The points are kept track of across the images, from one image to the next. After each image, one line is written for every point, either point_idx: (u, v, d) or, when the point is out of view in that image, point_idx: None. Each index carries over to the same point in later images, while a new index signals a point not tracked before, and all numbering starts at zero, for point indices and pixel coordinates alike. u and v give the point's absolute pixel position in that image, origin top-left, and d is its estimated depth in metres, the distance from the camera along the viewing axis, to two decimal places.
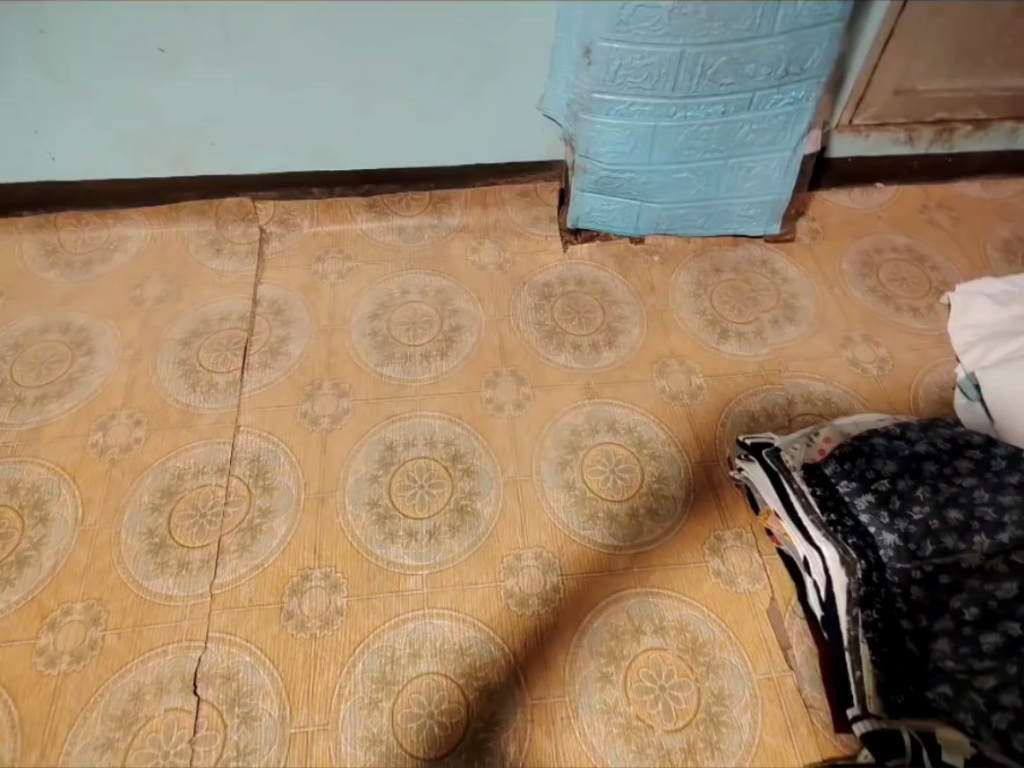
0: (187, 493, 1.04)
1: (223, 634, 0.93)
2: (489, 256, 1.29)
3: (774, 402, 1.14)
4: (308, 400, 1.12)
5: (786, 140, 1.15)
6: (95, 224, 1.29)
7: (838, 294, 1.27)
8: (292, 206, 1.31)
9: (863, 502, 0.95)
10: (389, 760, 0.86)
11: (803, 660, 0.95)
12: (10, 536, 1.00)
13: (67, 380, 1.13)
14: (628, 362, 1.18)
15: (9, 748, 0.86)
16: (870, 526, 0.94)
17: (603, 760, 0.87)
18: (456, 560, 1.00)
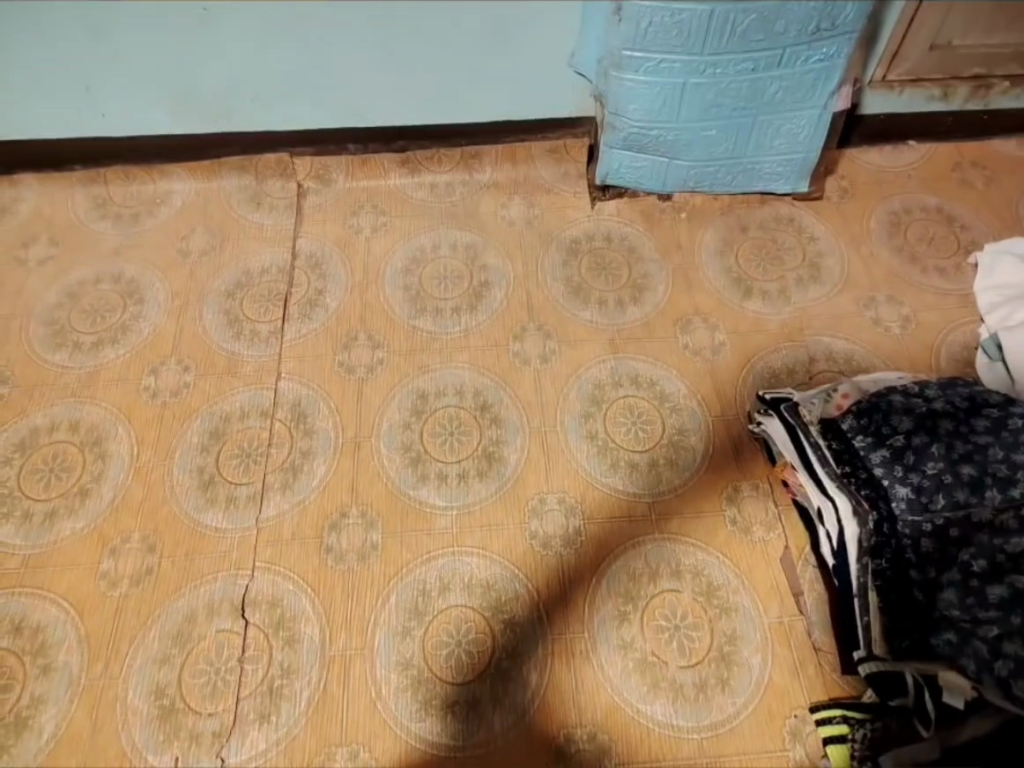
0: (233, 435, 1.10)
1: (268, 564, 1.01)
2: (518, 212, 1.32)
3: (795, 360, 1.17)
4: (344, 350, 1.18)
5: (815, 98, 1.15)
6: (140, 178, 1.34)
7: (864, 253, 1.28)
8: (327, 162, 1.34)
9: (878, 457, 0.99)
10: (420, 682, 0.94)
11: (813, 606, 0.99)
12: (72, 471, 1.08)
13: (119, 328, 1.20)
14: (652, 318, 1.22)
15: (79, 659, 0.95)
16: (884, 479, 0.97)
17: (619, 692, 0.94)
18: (484, 503, 1.06)
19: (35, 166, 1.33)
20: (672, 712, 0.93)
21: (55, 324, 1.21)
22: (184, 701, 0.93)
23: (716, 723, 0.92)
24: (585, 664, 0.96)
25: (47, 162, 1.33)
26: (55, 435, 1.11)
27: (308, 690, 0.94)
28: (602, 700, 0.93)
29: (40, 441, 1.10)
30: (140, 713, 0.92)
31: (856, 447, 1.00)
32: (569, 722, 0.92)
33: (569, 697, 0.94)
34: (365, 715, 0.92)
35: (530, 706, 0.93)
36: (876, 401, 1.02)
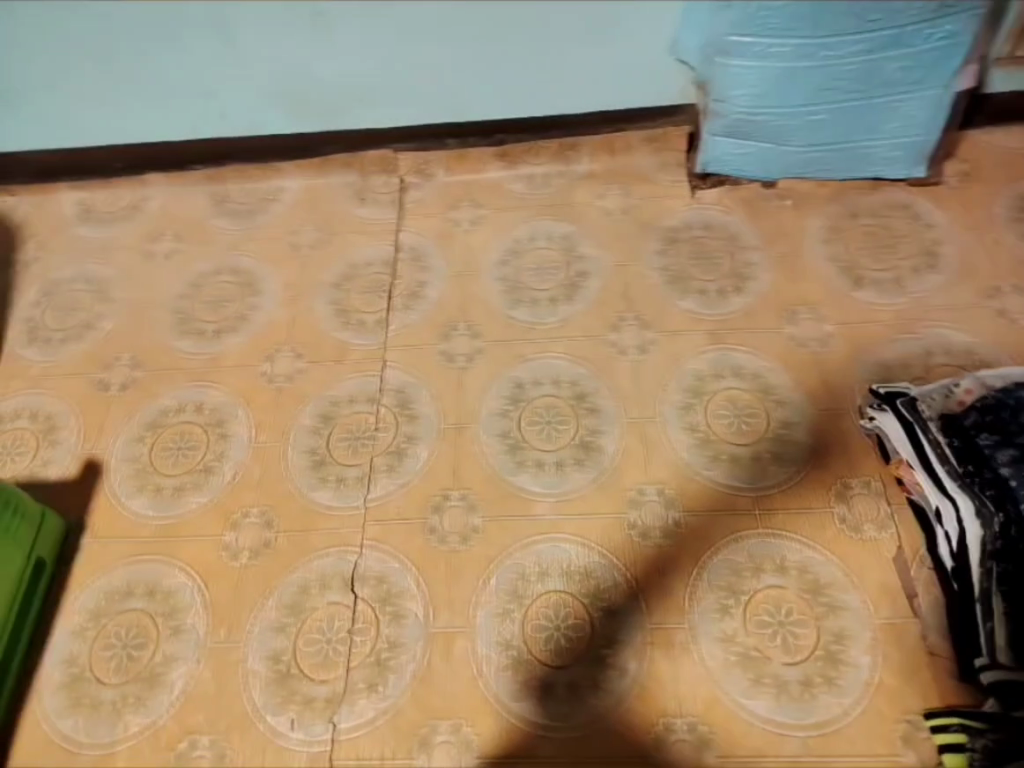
0: (342, 419, 1.16)
1: (376, 542, 1.06)
2: (615, 202, 1.32)
3: (910, 353, 1.12)
4: (446, 340, 1.21)
5: (934, 79, 1.10)
6: (256, 177, 1.42)
7: (987, 241, 1.20)
8: (429, 157, 1.37)
9: (1004, 456, 0.96)
10: (520, 664, 0.96)
11: (928, 608, 0.95)
12: (198, 448, 1.16)
13: (238, 317, 1.28)
14: (755, 308, 1.19)
15: (204, 623, 1.03)
16: (1012, 478, 0.94)
17: (720, 685, 0.93)
18: (581, 492, 1.07)
19: (162, 167, 1.43)
20: (775, 708, 0.91)
21: (181, 314, 1.30)
22: (298, 668, 0.98)
23: (822, 722, 0.90)
24: (686, 653, 0.95)
25: (174, 162, 1.42)
26: (182, 415, 1.19)
27: (412, 663, 0.97)
28: (703, 691, 0.93)
29: (169, 421, 1.19)
30: (258, 676, 0.98)
31: (979, 444, 0.98)
32: (668, 711, 0.92)
33: (668, 687, 0.93)
34: (467, 694, 0.95)
35: (628, 693, 0.93)
36: (1002, 398, 0.99)
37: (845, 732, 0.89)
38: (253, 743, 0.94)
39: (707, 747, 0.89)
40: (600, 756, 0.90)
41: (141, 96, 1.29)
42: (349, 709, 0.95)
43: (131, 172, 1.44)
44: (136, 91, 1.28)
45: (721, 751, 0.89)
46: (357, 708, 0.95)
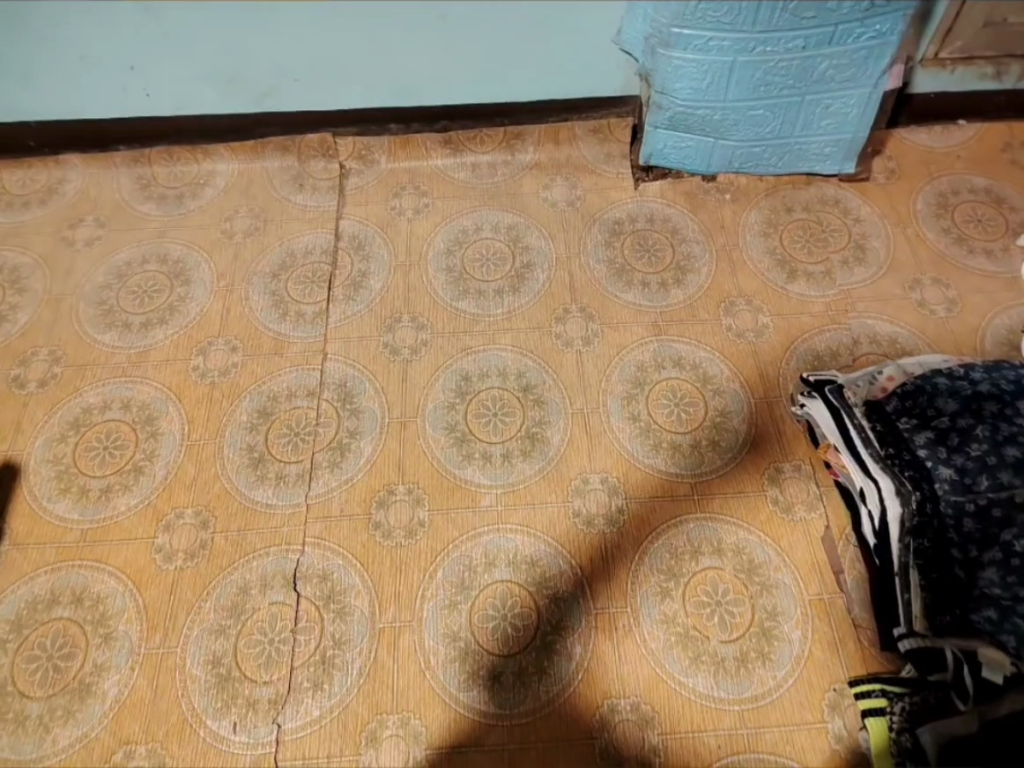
0: (283, 414, 1.12)
1: (319, 539, 1.03)
2: (559, 192, 1.32)
3: (839, 342, 1.17)
4: (389, 331, 1.19)
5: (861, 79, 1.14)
6: (185, 159, 1.35)
7: (910, 235, 1.26)
8: (369, 142, 1.34)
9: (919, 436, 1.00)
10: (468, 655, 0.96)
11: (854, 584, 1.00)
12: (126, 446, 1.11)
13: (168, 307, 1.22)
14: (694, 300, 1.21)
15: (137, 629, 0.98)
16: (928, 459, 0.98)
17: (663, 665, 0.95)
18: (531, 483, 1.07)
19: (81, 147, 1.35)
20: (709, 681, 0.94)
21: (105, 304, 1.23)
22: (240, 671, 0.96)
23: (753, 693, 0.93)
24: (624, 635, 0.97)
25: (95, 143, 1.34)
26: (109, 412, 1.14)
27: (357, 659, 0.96)
28: (645, 672, 0.95)
29: (95, 418, 1.13)
30: (197, 683, 0.95)
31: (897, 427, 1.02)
32: (613, 693, 0.94)
33: (612, 670, 0.95)
34: (411, 688, 0.94)
35: (574, 680, 0.95)
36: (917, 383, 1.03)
37: (776, 705, 0.93)
38: (192, 748, 0.91)
39: (647, 726, 0.92)
40: (547, 743, 0.91)
41: (59, 67, 1.20)
42: (292, 711, 0.93)
43: (45, 152, 1.35)
44: (49, 63, 1.20)
45: (661, 729, 0.92)
46: (301, 709, 0.93)
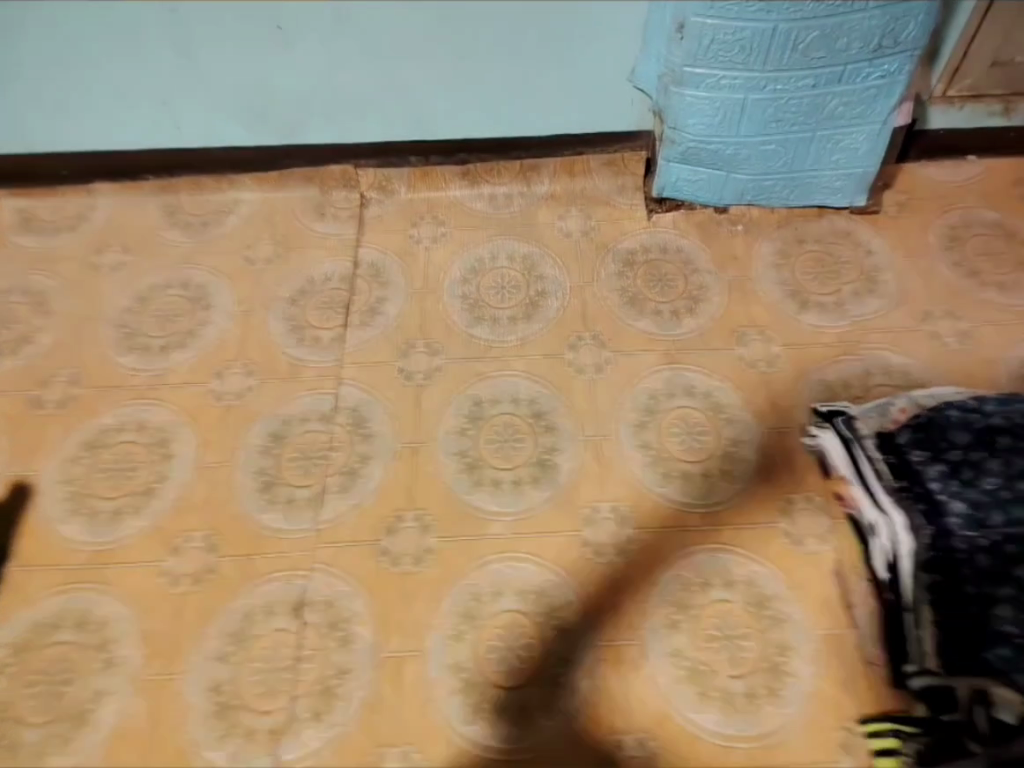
0: (298, 439, 1.13)
1: (329, 563, 1.04)
2: (573, 223, 1.34)
3: (850, 374, 1.17)
4: (404, 357, 1.20)
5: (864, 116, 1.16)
6: (212, 189, 1.38)
7: (921, 268, 1.27)
8: (390, 174, 1.36)
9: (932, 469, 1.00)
10: (472, 685, 0.95)
11: (865, 620, 0.98)
12: (140, 469, 1.12)
13: (187, 332, 1.24)
14: (706, 330, 1.22)
15: (139, 653, 0.98)
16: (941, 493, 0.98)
17: (669, 701, 0.94)
18: (542, 511, 1.07)
19: (107, 175, 1.39)
20: (716, 718, 0.93)
21: (125, 327, 1.25)
22: (242, 698, 0.95)
23: (761, 730, 0.92)
24: (630, 668, 0.96)
25: (121, 171, 1.38)
26: (126, 433, 1.15)
27: (362, 687, 0.96)
28: (653, 708, 0.94)
29: (111, 439, 1.15)
30: (203, 708, 0.95)
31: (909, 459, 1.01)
32: (618, 729, 0.93)
33: (619, 702, 0.94)
34: (416, 720, 0.93)
35: (578, 715, 0.94)
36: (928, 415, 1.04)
37: (783, 743, 0.91)
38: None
39: (654, 763, 0.91)
40: None
41: (90, 100, 1.24)
42: (294, 738, 0.93)
43: (74, 180, 1.39)
44: (86, 100, 1.24)
45: (667, 766, 0.90)
46: (304, 738, 0.93)
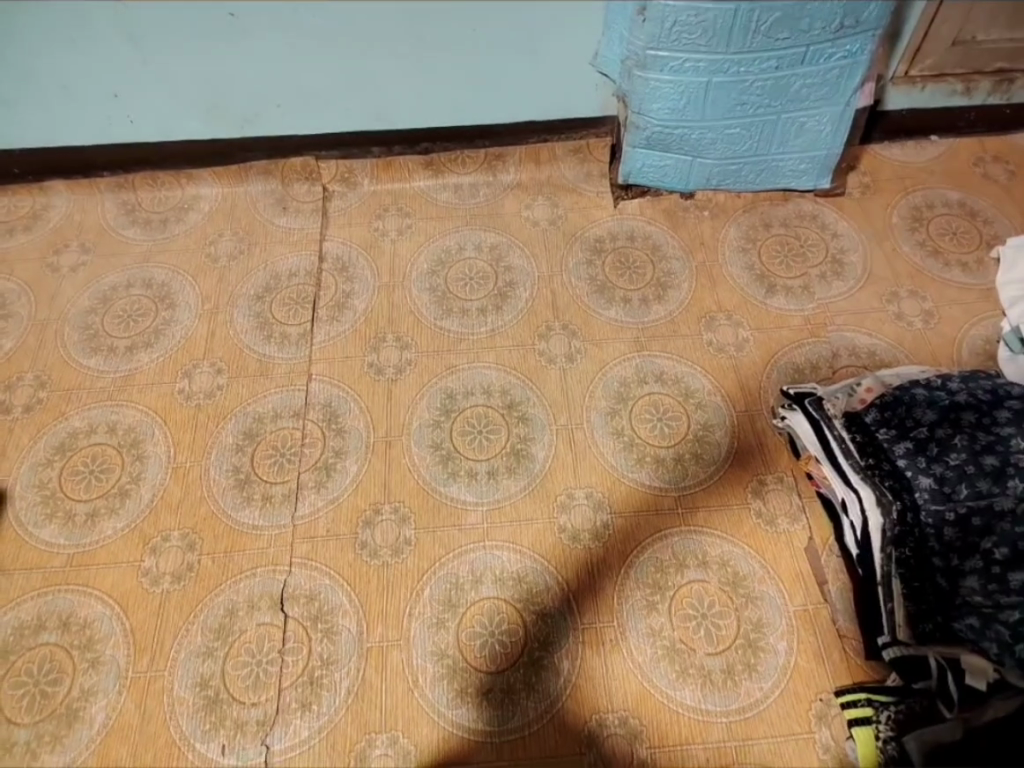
0: (269, 437, 1.13)
1: (305, 559, 1.04)
2: (542, 212, 1.34)
3: (818, 355, 1.18)
4: (374, 351, 1.20)
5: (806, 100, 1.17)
6: (170, 184, 1.37)
7: (886, 248, 1.29)
8: (353, 165, 1.36)
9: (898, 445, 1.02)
10: (456, 672, 0.96)
11: (838, 595, 1.01)
12: (112, 471, 1.11)
13: (153, 331, 1.23)
14: (676, 316, 1.23)
15: (122, 654, 0.98)
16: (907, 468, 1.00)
17: (650, 679, 0.96)
18: (517, 498, 1.08)
19: (66, 174, 1.36)
20: (693, 694, 0.95)
21: (90, 329, 1.23)
22: (227, 692, 0.96)
23: (739, 705, 0.94)
24: (607, 649, 0.98)
25: (80, 170, 1.36)
26: (95, 436, 1.14)
27: (345, 678, 0.96)
28: (633, 687, 0.95)
29: (80, 443, 1.13)
30: (185, 705, 0.95)
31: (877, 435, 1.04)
32: (601, 707, 0.94)
33: (600, 684, 0.96)
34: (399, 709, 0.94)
35: (561, 696, 0.95)
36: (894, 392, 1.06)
37: (760, 716, 0.93)
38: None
39: (636, 740, 0.92)
40: (536, 759, 0.91)
41: (46, 97, 1.22)
42: (279, 730, 0.93)
43: (30, 179, 1.36)
44: (34, 94, 1.21)
45: (649, 742, 0.92)
46: (290, 730, 0.93)
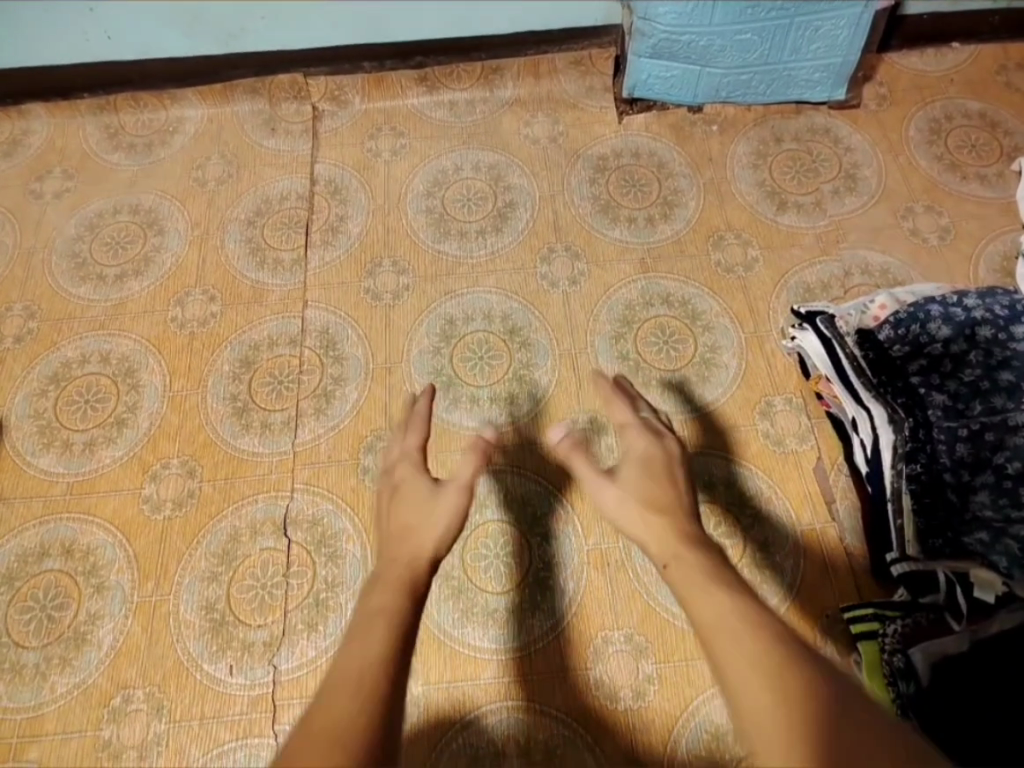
0: (263, 366, 1.10)
1: (306, 487, 1.03)
2: (542, 129, 1.28)
3: (830, 274, 1.15)
4: (370, 276, 1.16)
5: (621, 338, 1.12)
6: (153, 106, 1.31)
7: (902, 162, 1.23)
8: (343, 82, 1.30)
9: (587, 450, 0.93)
10: (461, 593, 0.96)
11: (846, 513, 1.00)
12: (108, 400, 1.09)
13: (143, 258, 1.20)
14: (683, 236, 1.19)
15: (127, 579, 0.98)
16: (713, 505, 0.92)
17: (656, 597, 0.96)
18: (521, 423, 1.06)
19: (44, 96, 1.30)
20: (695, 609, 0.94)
21: (78, 257, 1.20)
22: (233, 615, 0.96)
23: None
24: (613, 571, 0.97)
25: (58, 91, 1.30)
26: (88, 366, 1.12)
27: (352, 599, 0.96)
28: (639, 605, 0.95)
29: (74, 372, 1.11)
30: (192, 627, 0.95)
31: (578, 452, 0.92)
32: (606, 625, 0.94)
33: (605, 604, 0.95)
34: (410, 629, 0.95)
35: (567, 615, 0.95)
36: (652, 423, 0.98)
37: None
38: (188, 694, 0.92)
39: (643, 657, 0.92)
40: (543, 675, 0.92)
41: (16, 14, 1.16)
42: (288, 650, 0.94)
43: (7, 103, 1.31)
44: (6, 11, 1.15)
45: (657, 658, 0.92)
46: (299, 649, 0.94)
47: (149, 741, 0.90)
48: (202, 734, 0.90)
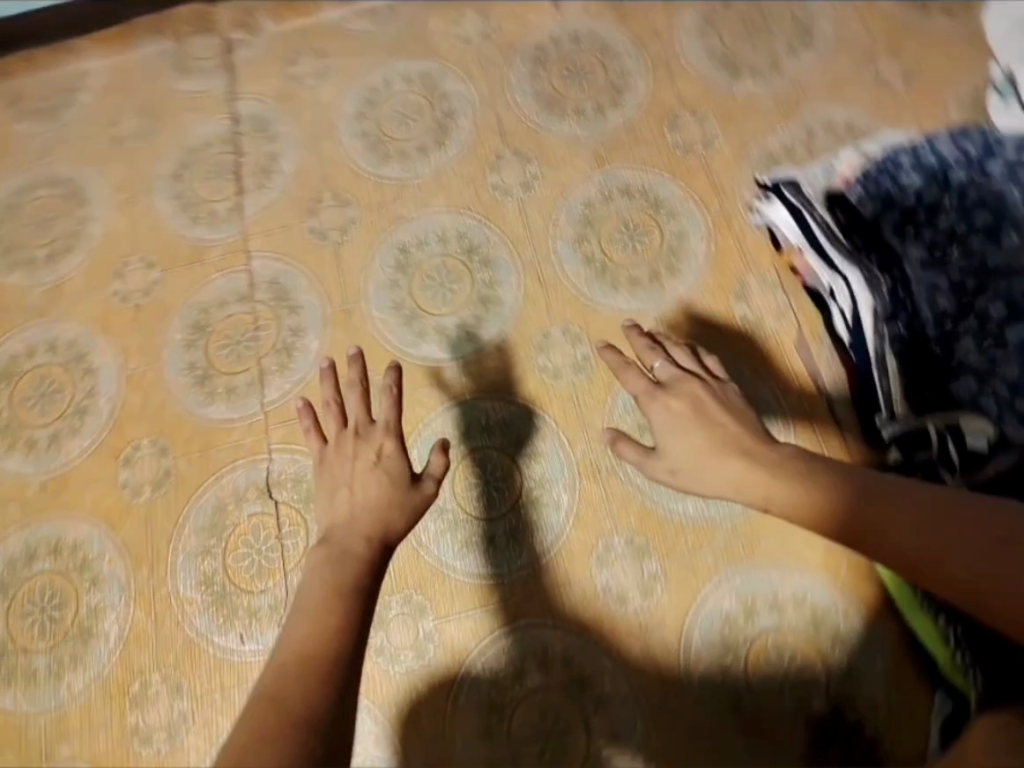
0: (223, 327, 1.05)
1: (285, 447, 1.00)
2: (472, 25, 1.18)
3: (794, 138, 1.08)
4: (313, 216, 1.09)
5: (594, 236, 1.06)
6: (48, 62, 1.20)
7: (859, 5, 1.14)
8: (250, 6, 1.20)
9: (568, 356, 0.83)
10: (457, 525, 0.94)
11: (832, 383, 0.97)
12: (64, 390, 1.04)
13: (71, 234, 1.12)
14: (636, 121, 1.11)
15: (121, 567, 0.96)
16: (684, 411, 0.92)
17: (650, 497, 0.95)
18: (497, 345, 1.02)
19: None
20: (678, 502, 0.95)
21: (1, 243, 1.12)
22: (233, 584, 0.95)
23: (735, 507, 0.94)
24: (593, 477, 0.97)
25: None
26: (36, 357, 1.06)
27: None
28: (635, 508, 0.95)
29: (23, 366, 1.06)
30: (195, 604, 0.94)
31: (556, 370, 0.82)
32: (606, 532, 0.94)
33: (602, 514, 0.94)
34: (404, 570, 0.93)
35: (567, 528, 0.94)
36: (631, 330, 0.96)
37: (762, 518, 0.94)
38: (203, 671, 0.91)
39: (647, 556, 0.93)
40: (552, 589, 0.92)
41: None
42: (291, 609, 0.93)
43: None
44: None
45: (658, 555, 0.93)
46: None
47: (174, 723, 0.90)
48: (226, 705, 0.90)
